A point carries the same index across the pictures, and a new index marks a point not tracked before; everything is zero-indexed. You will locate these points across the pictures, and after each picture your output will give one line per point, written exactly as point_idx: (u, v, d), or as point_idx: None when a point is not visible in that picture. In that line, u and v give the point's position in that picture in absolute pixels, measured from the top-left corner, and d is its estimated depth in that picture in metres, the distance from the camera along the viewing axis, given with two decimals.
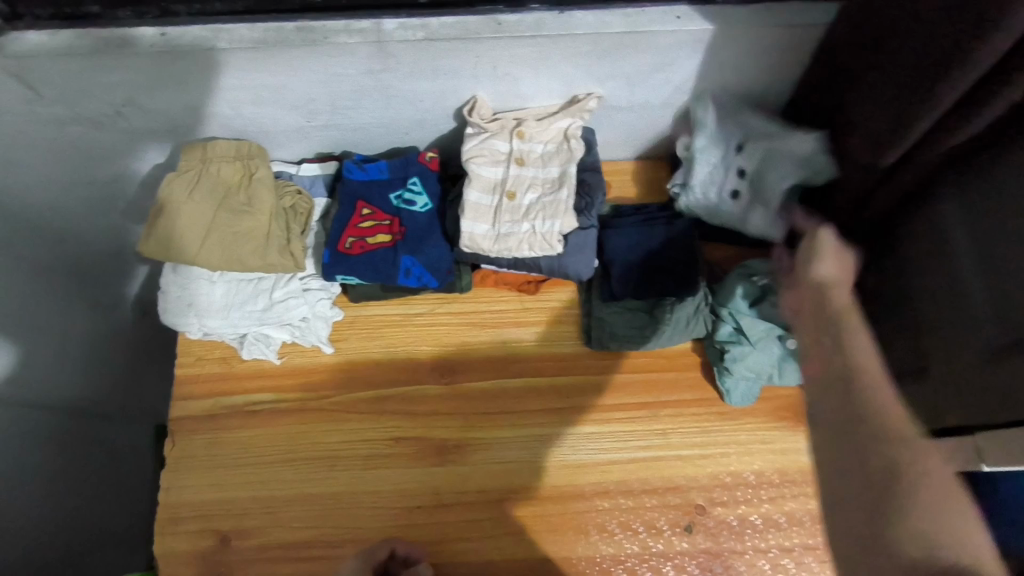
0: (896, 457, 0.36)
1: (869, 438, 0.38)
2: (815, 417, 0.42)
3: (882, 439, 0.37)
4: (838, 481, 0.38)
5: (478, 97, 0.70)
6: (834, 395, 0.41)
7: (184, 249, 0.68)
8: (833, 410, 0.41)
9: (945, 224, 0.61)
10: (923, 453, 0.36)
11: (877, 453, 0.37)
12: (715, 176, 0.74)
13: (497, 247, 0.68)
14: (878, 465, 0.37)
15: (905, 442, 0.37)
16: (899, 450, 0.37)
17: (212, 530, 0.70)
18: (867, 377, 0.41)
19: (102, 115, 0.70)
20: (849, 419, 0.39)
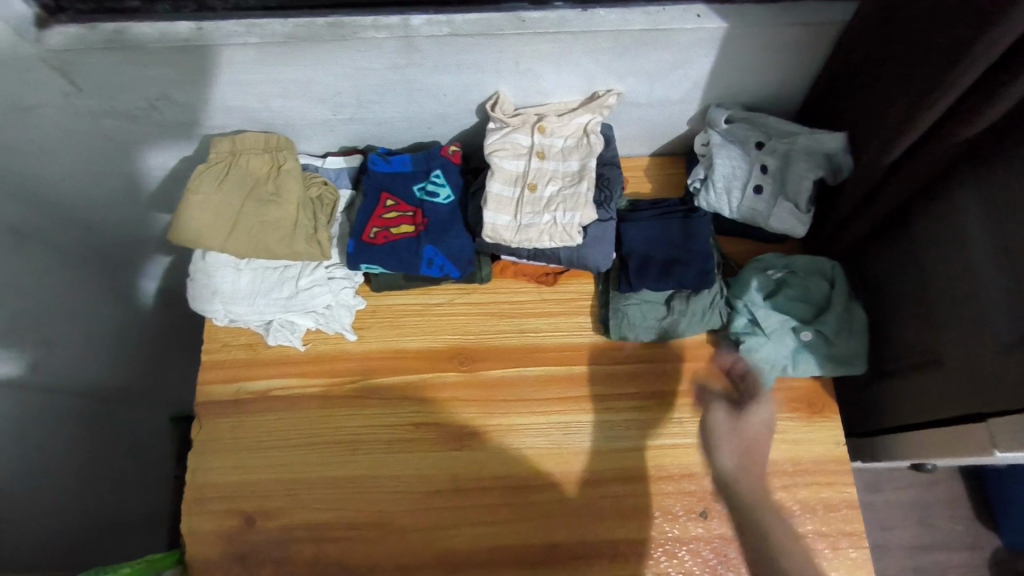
0: (778, 541, 0.51)
1: (752, 485, 0.54)
2: (717, 458, 0.57)
3: (758, 484, 0.54)
4: (741, 514, 0.53)
5: (501, 93, 0.72)
6: (740, 476, 0.55)
7: (214, 238, 0.69)
8: (732, 459, 0.57)
9: (960, 215, 0.62)
10: (780, 518, 0.52)
11: (766, 535, 0.51)
12: (738, 171, 0.75)
13: (518, 238, 0.70)
14: (756, 507, 0.53)
15: (768, 495, 0.54)
16: (766, 501, 0.53)
17: (238, 511, 0.72)
18: (749, 435, 0.59)
19: (137, 108, 0.72)
20: (740, 462, 0.56)
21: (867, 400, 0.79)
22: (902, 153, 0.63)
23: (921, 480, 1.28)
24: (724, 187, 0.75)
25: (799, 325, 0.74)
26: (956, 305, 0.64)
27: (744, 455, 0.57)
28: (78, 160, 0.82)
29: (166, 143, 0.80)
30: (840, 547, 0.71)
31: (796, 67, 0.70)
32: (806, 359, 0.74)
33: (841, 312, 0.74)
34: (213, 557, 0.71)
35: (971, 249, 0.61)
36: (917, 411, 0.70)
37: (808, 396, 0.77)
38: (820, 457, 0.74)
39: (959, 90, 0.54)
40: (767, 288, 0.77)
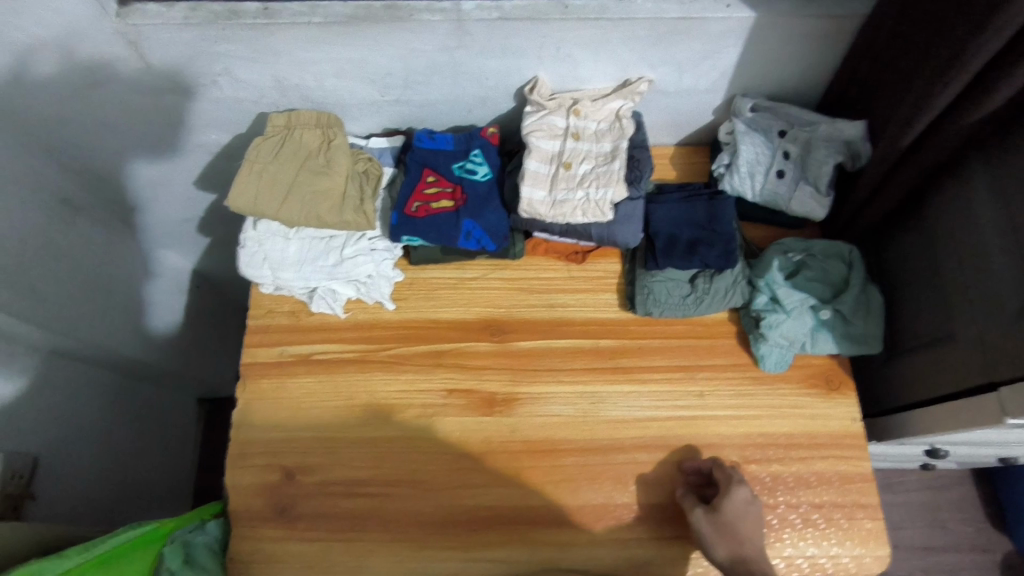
0: None
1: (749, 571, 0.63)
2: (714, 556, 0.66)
3: (751, 561, 0.64)
4: None
5: (540, 78, 0.76)
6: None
7: (270, 204, 0.75)
8: (725, 552, 0.66)
9: (978, 195, 0.66)
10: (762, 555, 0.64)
11: None
12: (761, 157, 0.79)
13: (553, 212, 0.74)
14: (742, 559, 0.64)
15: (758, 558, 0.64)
16: (750, 550, 0.65)
17: (278, 465, 0.76)
18: (744, 545, 0.65)
19: (200, 84, 0.78)
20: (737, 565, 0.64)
21: (887, 380, 0.82)
22: (918, 135, 0.67)
23: (932, 482, 1.30)
24: (748, 172, 0.80)
25: (817, 304, 0.78)
26: (974, 282, 0.67)
27: (733, 545, 0.66)
28: (137, 136, 0.87)
29: (222, 120, 0.85)
30: (855, 517, 0.74)
31: (819, 58, 0.74)
32: (825, 337, 0.78)
33: (858, 294, 0.77)
34: (253, 508, 0.75)
35: (987, 226, 0.65)
36: (931, 386, 0.73)
37: (825, 373, 0.80)
38: (836, 431, 0.77)
39: (969, 74, 0.59)
40: (787, 269, 0.80)
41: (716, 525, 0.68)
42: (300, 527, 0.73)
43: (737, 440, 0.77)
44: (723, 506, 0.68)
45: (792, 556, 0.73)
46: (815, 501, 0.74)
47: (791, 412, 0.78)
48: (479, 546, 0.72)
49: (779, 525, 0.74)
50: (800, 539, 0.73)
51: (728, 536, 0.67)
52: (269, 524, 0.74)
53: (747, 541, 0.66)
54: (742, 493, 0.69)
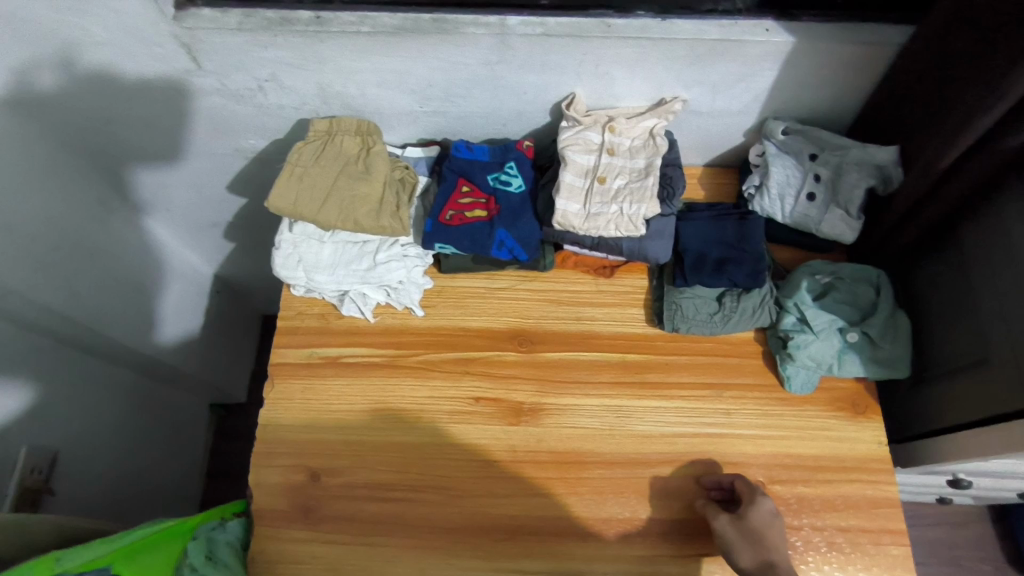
0: None
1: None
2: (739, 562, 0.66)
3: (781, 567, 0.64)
4: None
5: (577, 94, 0.78)
6: None
7: (308, 207, 0.77)
8: (752, 558, 0.66)
9: (1013, 223, 0.67)
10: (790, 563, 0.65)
11: None
12: (792, 179, 0.80)
13: (587, 226, 0.75)
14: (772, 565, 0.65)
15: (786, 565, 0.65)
16: (779, 557, 0.65)
17: (303, 467, 0.76)
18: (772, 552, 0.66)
19: (245, 88, 0.80)
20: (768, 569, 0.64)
21: (914, 406, 0.82)
22: (952, 162, 0.68)
23: (951, 517, 1.28)
24: (778, 194, 0.81)
25: (845, 326, 0.78)
26: (1008, 309, 0.68)
27: (756, 552, 0.66)
28: (178, 138, 0.89)
29: (263, 126, 0.87)
30: (882, 543, 0.73)
31: (853, 84, 0.75)
32: (852, 359, 0.78)
33: (886, 318, 0.78)
34: (277, 508, 0.75)
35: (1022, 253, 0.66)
36: (962, 412, 0.73)
37: (852, 397, 0.80)
38: (863, 454, 0.77)
39: (1007, 100, 0.60)
40: (815, 291, 0.80)
41: (739, 530, 0.67)
42: (323, 529, 0.73)
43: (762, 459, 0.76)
44: (748, 513, 0.68)
45: None
46: (841, 524, 0.74)
47: (818, 434, 0.78)
48: (501, 556, 0.72)
49: (804, 547, 0.73)
50: (825, 563, 0.72)
51: (754, 544, 0.66)
52: (293, 525, 0.74)
53: (769, 549, 0.66)
54: (765, 503, 0.70)
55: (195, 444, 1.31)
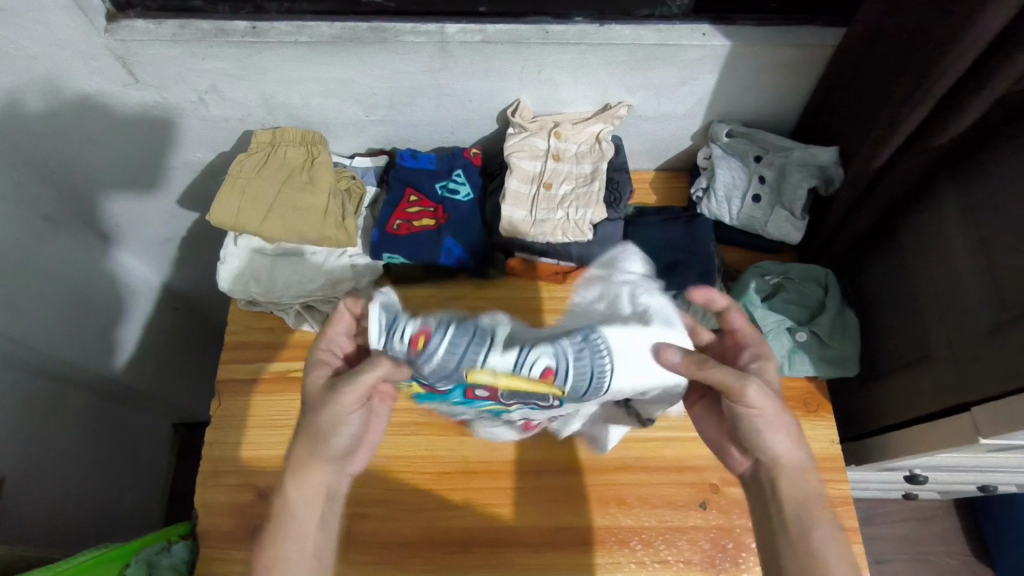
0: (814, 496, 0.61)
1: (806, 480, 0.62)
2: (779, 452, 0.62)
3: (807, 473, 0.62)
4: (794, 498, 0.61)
5: (521, 101, 0.78)
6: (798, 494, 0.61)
7: (250, 219, 0.76)
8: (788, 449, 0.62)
9: (949, 217, 0.68)
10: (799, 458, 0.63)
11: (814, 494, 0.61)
12: (737, 181, 0.81)
13: (534, 231, 0.76)
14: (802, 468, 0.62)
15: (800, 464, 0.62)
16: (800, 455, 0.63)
17: (252, 485, 0.75)
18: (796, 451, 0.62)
19: (186, 101, 0.79)
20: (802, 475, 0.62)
21: (863, 403, 0.83)
22: (886, 160, 0.70)
23: (918, 512, 1.29)
24: (725, 196, 0.82)
25: (793, 326, 0.79)
26: (947, 303, 0.68)
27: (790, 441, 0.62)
28: (120, 153, 0.87)
29: (209, 138, 0.86)
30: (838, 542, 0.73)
31: (791, 86, 0.76)
32: (802, 357, 0.78)
33: (835, 317, 0.78)
34: (225, 528, 0.73)
35: (956, 246, 0.67)
36: (909, 408, 0.73)
37: (804, 395, 0.80)
38: (816, 453, 0.77)
39: (932, 99, 0.61)
40: (763, 291, 0.81)
41: (775, 413, 0.61)
42: None
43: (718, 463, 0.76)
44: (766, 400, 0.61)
45: None
46: None
47: None
48: (455, 567, 0.71)
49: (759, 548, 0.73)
50: None
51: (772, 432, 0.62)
52: (241, 545, 0.72)
53: (792, 437, 0.62)
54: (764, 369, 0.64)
55: (156, 466, 1.27)
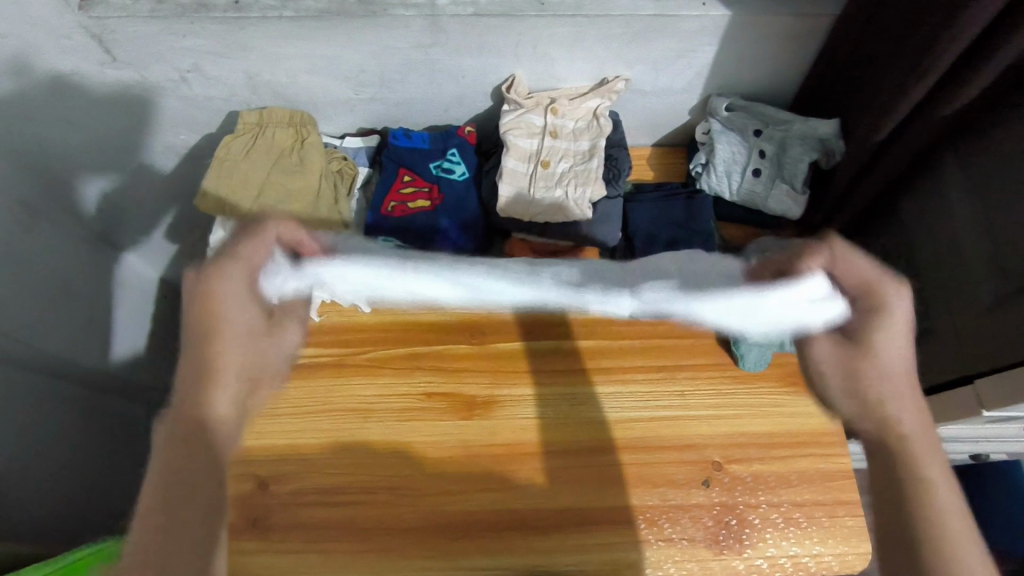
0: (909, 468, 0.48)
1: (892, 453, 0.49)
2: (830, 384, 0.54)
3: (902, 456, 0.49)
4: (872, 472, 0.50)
5: (516, 76, 0.76)
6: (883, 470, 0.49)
7: (239, 203, 0.73)
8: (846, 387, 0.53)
9: (953, 189, 0.67)
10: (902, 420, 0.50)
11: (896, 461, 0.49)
12: (737, 156, 0.80)
13: (531, 211, 0.74)
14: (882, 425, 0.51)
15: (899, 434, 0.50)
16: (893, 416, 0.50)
17: (251, 475, 0.74)
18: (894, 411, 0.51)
19: (168, 80, 0.76)
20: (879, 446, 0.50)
21: None
22: (891, 132, 0.69)
23: None
24: (724, 171, 0.81)
25: None
26: (952, 276, 0.68)
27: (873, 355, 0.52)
28: (101, 136, 0.84)
29: (192, 119, 0.83)
30: (841, 515, 0.74)
31: (791, 58, 0.75)
32: None
33: None
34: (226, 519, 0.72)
35: (958, 220, 0.67)
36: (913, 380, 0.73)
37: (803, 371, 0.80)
38: (816, 429, 0.77)
39: (939, 68, 0.59)
40: None
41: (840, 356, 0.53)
42: (273, 537, 0.71)
43: (719, 440, 0.76)
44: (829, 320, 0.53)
45: (776, 556, 0.72)
46: (797, 499, 0.74)
47: (772, 411, 0.78)
48: (460, 551, 0.71)
49: (762, 524, 0.73)
50: (783, 539, 0.72)
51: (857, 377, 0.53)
52: (242, 535, 0.72)
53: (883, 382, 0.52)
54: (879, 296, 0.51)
55: None
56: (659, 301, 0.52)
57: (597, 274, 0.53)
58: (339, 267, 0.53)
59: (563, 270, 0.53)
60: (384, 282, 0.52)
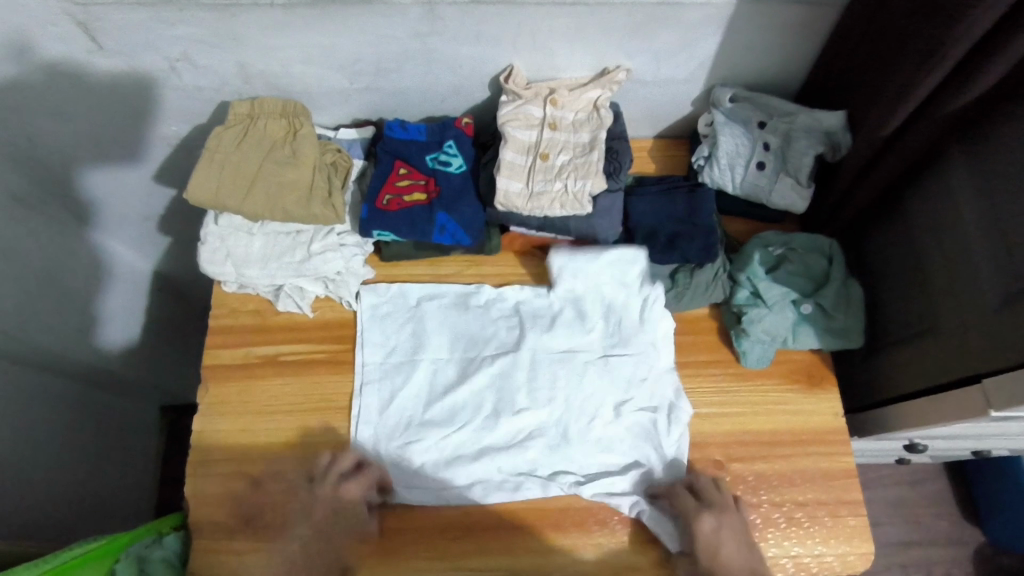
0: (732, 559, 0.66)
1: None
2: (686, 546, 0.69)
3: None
4: None
5: (515, 66, 0.74)
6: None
7: (230, 197, 0.71)
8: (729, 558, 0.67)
9: (959, 185, 0.66)
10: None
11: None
12: (741, 149, 0.78)
13: (530, 205, 0.72)
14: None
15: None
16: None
17: (245, 474, 0.73)
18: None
19: (157, 69, 0.73)
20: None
21: (867, 375, 0.82)
22: (899, 125, 0.67)
23: (910, 475, 1.30)
24: (728, 163, 0.79)
25: (799, 298, 0.77)
26: (957, 273, 0.66)
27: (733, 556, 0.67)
28: (88, 127, 0.81)
29: (184, 110, 0.81)
30: (843, 515, 0.73)
31: (797, 48, 0.73)
32: (807, 330, 0.77)
33: (839, 287, 0.77)
34: (219, 519, 0.71)
35: (965, 216, 0.65)
36: (916, 379, 0.72)
37: (806, 368, 0.79)
38: (819, 428, 0.76)
39: (951, 59, 0.58)
40: (767, 263, 0.79)
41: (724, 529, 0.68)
42: (265, 538, 0.70)
43: (721, 439, 0.75)
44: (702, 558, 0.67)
45: (777, 556, 0.71)
46: (799, 499, 0.73)
47: (775, 408, 0.77)
48: (459, 550, 0.70)
49: (764, 524, 0.72)
50: (785, 539, 0.72)
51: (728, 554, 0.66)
52: (236, 535, 0.71)
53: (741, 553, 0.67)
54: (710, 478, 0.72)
55: (147, 451, 1.24)
56: (570, 489, 0.71)
57: (552, 419, 0.74)
58: (415, 470, 0.72)
59: (538, 409, 0.74)
60: (444, 439, 0.73)
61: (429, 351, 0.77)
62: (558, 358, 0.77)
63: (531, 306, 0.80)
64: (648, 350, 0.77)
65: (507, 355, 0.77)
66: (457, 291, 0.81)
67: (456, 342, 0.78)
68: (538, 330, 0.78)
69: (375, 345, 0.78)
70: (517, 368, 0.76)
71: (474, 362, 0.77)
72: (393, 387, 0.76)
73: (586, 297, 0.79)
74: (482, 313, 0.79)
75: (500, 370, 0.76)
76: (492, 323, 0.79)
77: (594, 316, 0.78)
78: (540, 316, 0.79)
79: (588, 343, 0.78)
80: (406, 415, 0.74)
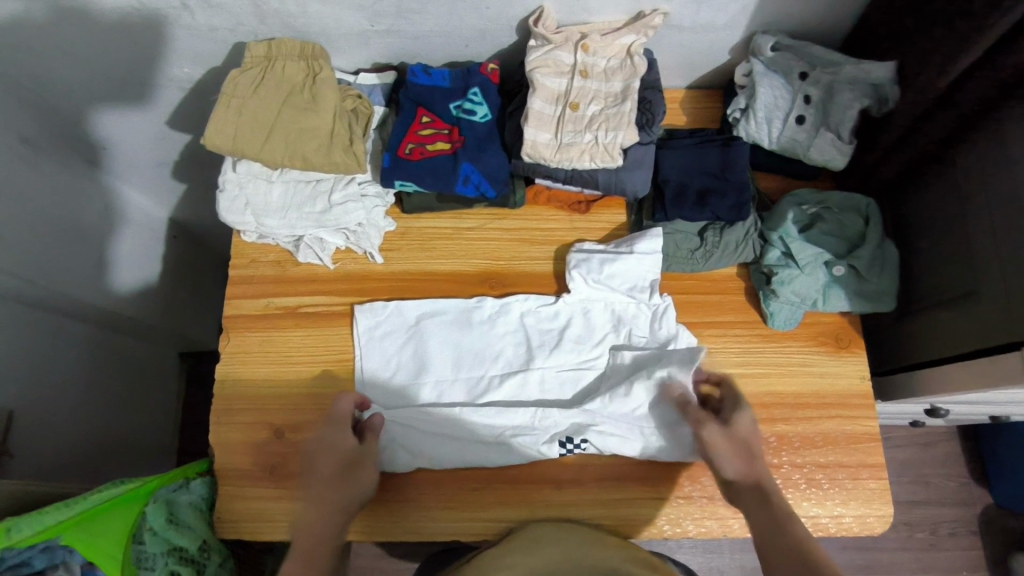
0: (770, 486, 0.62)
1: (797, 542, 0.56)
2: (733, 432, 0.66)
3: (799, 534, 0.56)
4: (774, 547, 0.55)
5: (545, 8, 0.69)
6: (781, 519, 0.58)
7: (249, 144, 0.69)
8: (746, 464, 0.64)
9: (1013, 143, 0.62)
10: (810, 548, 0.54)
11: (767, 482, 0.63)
12: (780, 101, 0.75)
13: (558, 156, 0.69)
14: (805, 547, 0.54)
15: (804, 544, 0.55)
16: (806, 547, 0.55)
17: (267, 423, 0.73)
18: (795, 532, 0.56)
19: (168, 7, 0.70)
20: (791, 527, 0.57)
21: (901, 339, 0.80)
22: (959, 73, 0.63)
23: (922, 438, 1.29)
24: (765, 117, 0.75)
25: (831, 259, 0.74)
26: (1005, 237, 0.63)
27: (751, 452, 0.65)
28: (97, 67, 0.78)
29: (196, 51, 0.77)
30: (863, 477, 0.73)
31: None
32: (837, 293, 0.74)
33: (875, 248, 0.74)
34: (242, 466, 0.72)
35: (1021, 175, 0.61)
36: (953, 345, 0.70)
37: (835, 331, 0.77)
38: (844, 391, 0.75)
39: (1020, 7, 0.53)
40: (801, 222, 0.77)
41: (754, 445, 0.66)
42: (287, 487, 0.71)
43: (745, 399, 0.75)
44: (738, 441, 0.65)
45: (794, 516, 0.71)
46: (820, 461, 0.73)
47: (800, 370, 0.76)
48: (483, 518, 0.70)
49: (783, 485, 0.72)
50: (803, 499, 0.72)
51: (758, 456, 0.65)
52: (260, 482, 0.72)
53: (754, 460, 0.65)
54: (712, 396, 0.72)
55: (167, 396, 1.26)
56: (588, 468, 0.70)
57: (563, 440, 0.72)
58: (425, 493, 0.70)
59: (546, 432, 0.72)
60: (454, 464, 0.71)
61: (434, 371, 0.74)
62: (569, 378, 0.74)
63: (537, 318, 0.76)
64: (665, 359, 0.73)
65: (514, 377, 0.74)
66: (458, 305, 0.77)
67: (460, 361, 0.75)
68: (545, 348, 0.75)
69: (378, 365, 0.75)
70: (527, 389, 0.74)
71: (481, 384, 0.74)
72: (395, 407, 0.73)
73: (603, 305, 0.76)
74: (486, 328, 0.76)
75: (509, 391, 0.73)
76: (500, 337, 0.76)
77: (603, 328, 0.76)
78: (547, 334, 0.76)
79: (599, 357, 0.75)
80: (404, 440, 0.71)
